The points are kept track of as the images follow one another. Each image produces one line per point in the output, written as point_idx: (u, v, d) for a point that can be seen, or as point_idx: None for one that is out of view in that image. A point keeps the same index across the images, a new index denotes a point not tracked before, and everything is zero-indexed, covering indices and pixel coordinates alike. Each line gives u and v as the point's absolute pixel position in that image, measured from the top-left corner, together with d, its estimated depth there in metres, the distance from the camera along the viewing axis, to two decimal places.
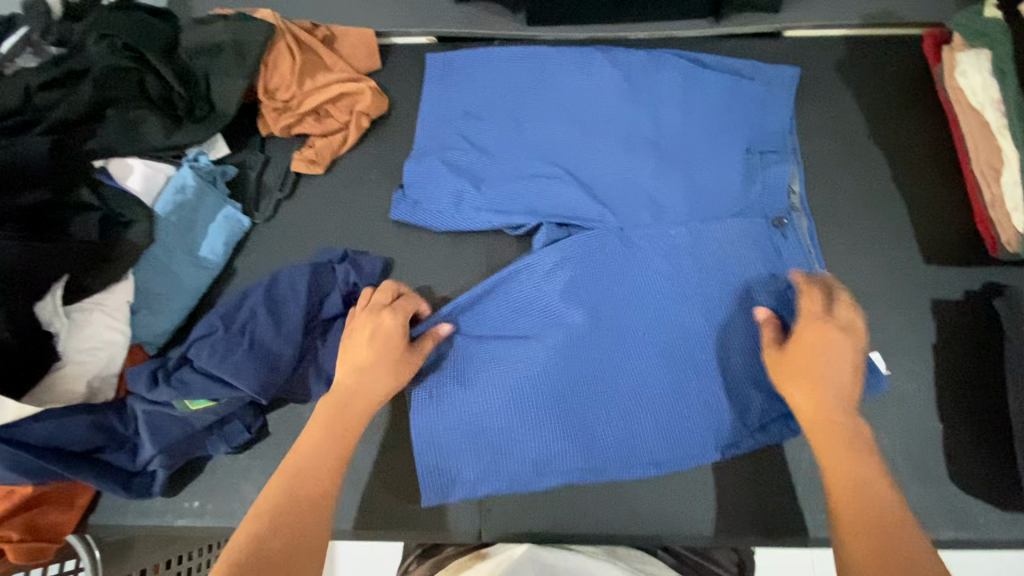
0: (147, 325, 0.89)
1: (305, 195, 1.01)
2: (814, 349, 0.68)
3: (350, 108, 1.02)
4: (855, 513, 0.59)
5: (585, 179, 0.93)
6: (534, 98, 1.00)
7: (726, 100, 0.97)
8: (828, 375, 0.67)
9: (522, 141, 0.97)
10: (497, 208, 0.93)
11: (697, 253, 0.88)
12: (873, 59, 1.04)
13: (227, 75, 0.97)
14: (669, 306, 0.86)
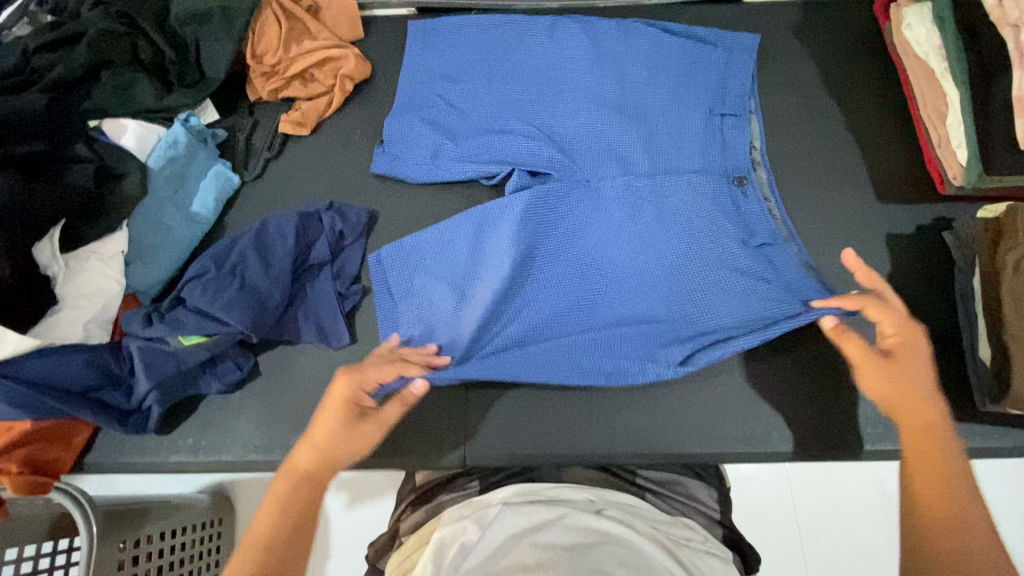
0: (141, 274, 0.92)
1: (293, 155, 1.05)
2: (906, 356, 0.68)
3: (335, 73, 1.07)
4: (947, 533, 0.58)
5: (554, 138, 0.99)
6: (507, 63, 1.05)
7: (686, 63, 1.02)
8: (920, 388, 0.66)
9: (493, 101, 1.02)
10: (469, 159, 0.99)
11: (655, 200, 0.94)
12: (826, 20, 1.12)
13: (216, 41, 1.02)
14: (626, 244, 0.92)
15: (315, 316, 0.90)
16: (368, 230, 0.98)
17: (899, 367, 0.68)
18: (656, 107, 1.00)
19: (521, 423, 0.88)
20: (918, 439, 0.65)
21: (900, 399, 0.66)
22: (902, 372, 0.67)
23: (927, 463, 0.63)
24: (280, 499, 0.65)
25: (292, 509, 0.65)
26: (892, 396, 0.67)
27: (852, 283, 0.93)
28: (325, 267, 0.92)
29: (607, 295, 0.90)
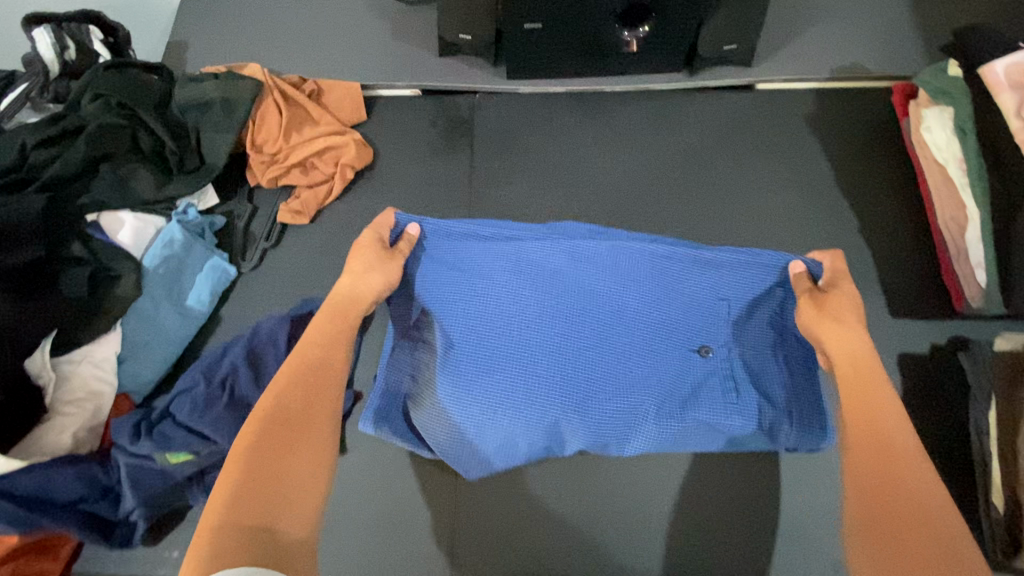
0: (134, 374, 0.92)
1: (291, 243, 1.04)
2: (835, 308, 0.71)
3: (335, 160, 1.05)
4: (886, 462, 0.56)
5: (563, 323, 0.84)
6: (485, 252, 0.84)
7: (723, 263, 0.84)
8: (848, 349, 0.67)
9: (474, 324, 0.83)
10: (477, 379, 0.82)
11: (659, 371, 0.83)
12: (842, 111, 1.08)
13: (216, 130, 1.01)
14: (630, 388, 0.83)
15: None
16: (362, 329, 0.97)
17: (835, 331, 0.69)
18: (675, 290, 0.85)
19: (509, 539, 0.87)
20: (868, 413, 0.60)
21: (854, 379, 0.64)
22: (852, 343, 0.67)
23: (873, 434, 0.58)
24: (276, 405, 0.61)
25: (306, 392, 0.64)
26: (843, 350, 0.67)
27: None
28: None
29: (597, 397, 0.82)
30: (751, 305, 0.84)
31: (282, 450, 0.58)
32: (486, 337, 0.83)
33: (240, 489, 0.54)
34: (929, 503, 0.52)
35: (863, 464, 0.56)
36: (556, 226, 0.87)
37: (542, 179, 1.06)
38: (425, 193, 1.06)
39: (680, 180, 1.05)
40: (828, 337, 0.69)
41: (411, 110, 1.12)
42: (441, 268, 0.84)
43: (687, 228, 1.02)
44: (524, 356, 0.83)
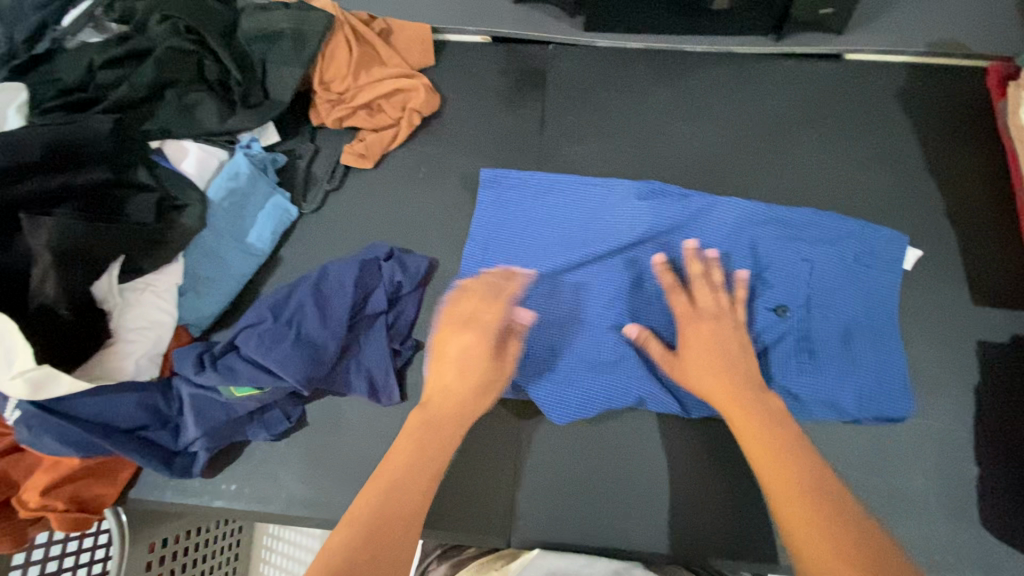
0: (194, 307, 0.90)
1: (353, 187, 1.01)
2: (697, 336, 0.77)
3: (403, 105, 1.02)
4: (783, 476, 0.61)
5: (643, 270, 0.90)
6: (543, 200, 0.96)
7: (813, 228, 0.91)
8: (727, 360, 0.73)
9: (538, 259, 0.92)
10: (547, 308, 0.89)
11: None
12: (934, 89, 1.03)
13: (284, 64, 0.98)
14: None
15: (367, 370, 0.87)
16: (426, 279, 0.94)
17: (711, 341, 0.76)
18: (761, 250, 0.90)
19: (568, 501, 0.84)
20: (763, 414, 0.67)
21: (717, 386, 0.71)
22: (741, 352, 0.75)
23: (768, 435, 0.65)
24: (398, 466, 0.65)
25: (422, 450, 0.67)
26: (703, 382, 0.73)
27: (935, 393, 0.86)
28: (380, 319, 0.89)
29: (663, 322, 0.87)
30: (801, 253, 0.89)
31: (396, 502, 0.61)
32: (571, 275, 0.90)
33: (361, 539, 0.57)
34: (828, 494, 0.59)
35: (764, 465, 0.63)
36: (646, 185, 0.95)
37: (616, 136, 1.02)
38: (493, 145, 1.03)
39: (762, 147, 1.00)
40: (690, 353, 0.76)
41: (482, 58, 1.08)
42: (504, 219, 0.95)
43: (766, 197, 0.97)
44: (588, 286, 0.89)
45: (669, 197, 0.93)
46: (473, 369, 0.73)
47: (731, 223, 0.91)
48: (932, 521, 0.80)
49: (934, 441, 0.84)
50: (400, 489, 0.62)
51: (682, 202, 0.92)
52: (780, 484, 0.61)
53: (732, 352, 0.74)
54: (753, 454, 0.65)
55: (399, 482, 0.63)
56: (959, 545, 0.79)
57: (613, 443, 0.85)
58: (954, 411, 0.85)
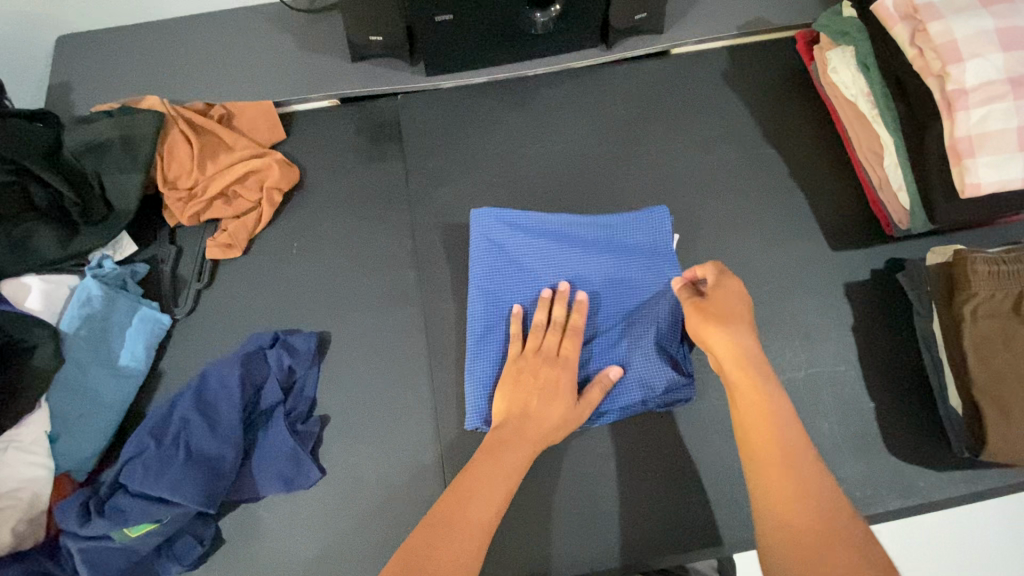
0: (71, 451, 0.82)
1: (225, 280, 0.97)
2: (438, 525, 0.60)
3: (259, 185, 0.99)
4: (539, 420, 0.73)
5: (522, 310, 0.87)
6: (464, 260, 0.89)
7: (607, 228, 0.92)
8: (471, 499, 0.63)
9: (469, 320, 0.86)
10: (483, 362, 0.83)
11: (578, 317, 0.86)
12: (754, 65, 1.12)
13: (119, 172, 0.93)
14: None
15: (274, 469, 0.83)
16: (320, 354, 0.91)
17: (487, 462, 0.68)
18: (611, 255, 0.90)
19: (512, 545, 0.82)
20: (508, 438, 0.71)
21: (509, 466, 0.68)
22: (517, 449, 0.70)
23: (515, 429, 0.72)
24: (480, 502, 0.63)
25: (479, 487, 0.65)
26: (497, 485, 0.65)
27: (819, 340, 0.92)
28: (276, 410, 0.86)
29: None
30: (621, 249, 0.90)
31: (462, 515, 0.61)
32: (488, 330, 0.85)
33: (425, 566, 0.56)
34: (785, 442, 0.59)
35: (542, 416, 0.74)
36: (472, 212, 0.92)
37: (480, 171, 1.03)
38: (362, 206, 1.02)
39: (617, 151, 1.05)
40: (477, 510, 0.62)
41: (334, 123, 1.09)
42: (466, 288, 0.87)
43: (631, 195, 1.02)
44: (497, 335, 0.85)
45: (496, 219, 0.90)
46: (506, 449, 0.70)
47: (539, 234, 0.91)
48: (845, 462, 0.85)
49: (830, 386, 0.89)
50: (478, 503, 0.63)
51: (498, 221, 0.90)
52: (538, 375, 0.77)
53: (451, 495, 0.64)
54: (535, 413, 0.74)
55: (474, 502, 0.63)
56: (872, 478, 0.85)
57: (540, 473, 0.85)
58: (840, 352, 0.91)
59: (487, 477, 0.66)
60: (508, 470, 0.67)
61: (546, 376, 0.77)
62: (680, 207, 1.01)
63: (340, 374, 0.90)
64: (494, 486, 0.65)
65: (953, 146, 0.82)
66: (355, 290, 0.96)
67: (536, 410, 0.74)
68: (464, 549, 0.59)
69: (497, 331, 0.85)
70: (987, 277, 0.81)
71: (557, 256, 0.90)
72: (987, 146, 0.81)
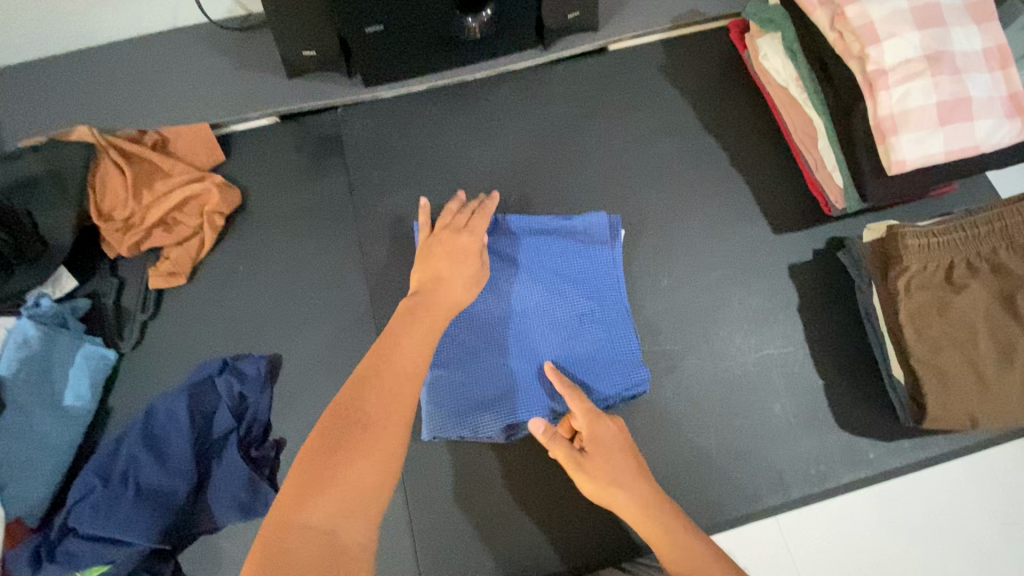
0: (21, 498, 0.79)
1: (171, 310, 0.95)
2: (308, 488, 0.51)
3: (200, 210, 0.98)
4: (415, 338, 0.64)
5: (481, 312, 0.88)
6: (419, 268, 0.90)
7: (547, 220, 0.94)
8: (349, 465, 0.52)
9: None
10: (443, 366, 0.86)
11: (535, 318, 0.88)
12: (690, 56, 1.14)
13: (52, 207, 0.91)
14: (522, 341, 0.87)
15: (230, 499, 0.81)
16: (272, 376, 0.90)
17: (353, 419, 0.55)
18: (565, 253, 0.91)
19: (477, 552, 0.82)
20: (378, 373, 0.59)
21: (382, 410, 0.56)
22: (383, 388, 0.58)
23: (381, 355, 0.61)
24: (354, 460, 0.53)
25: (348, 441, 0.53)
26: (366, 427, 0.54)
27: (767, 323, 0.93)
28: (229, 438, 0.84)
29: (500, 358, 0.87)
30: (573, 245, 0.92)
31: (332, 476, 0.51)
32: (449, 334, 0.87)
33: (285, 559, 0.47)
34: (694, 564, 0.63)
35: (409, 336, 0.64)
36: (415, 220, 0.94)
37: (425, 179, 1.03)
38: (308, 224, 1.01)
39: (559, 150, 1.05)
40: (351, 475, 0.52)
41: (275, 142, 1.08)
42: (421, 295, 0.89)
43: (575, 193, 1.02)
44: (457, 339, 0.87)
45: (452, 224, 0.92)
46: (375, 389, 0.57)
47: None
48: (798, 441, 0.87)
49: (780, 368, 0.91)
50: (349, 462, 0.52)
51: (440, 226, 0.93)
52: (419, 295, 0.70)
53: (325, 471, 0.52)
54: (403, 334, 0.64)
55: (341, 461, 0.52)
56: (825, 454, 0.87)
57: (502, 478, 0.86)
58: (787, 334, 0.93)
59: (357, 428, 0.54)
60: (381, 415, 0.56)
61: (446, 243, 0.77)
62: (625, 201, 1.02)
63: (294, 396, 0.89)
64: (370, 435, 0.54)
65: (878, 124, 0.84)
66: (305, 310, 0.95)
67: (440, 288, 0.72)
68: (337, 510, 0.50)
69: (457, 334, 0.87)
70: (918, 251, 0.83)
71: (510, 258, 0.90)
72: (910, 123, 0.83)
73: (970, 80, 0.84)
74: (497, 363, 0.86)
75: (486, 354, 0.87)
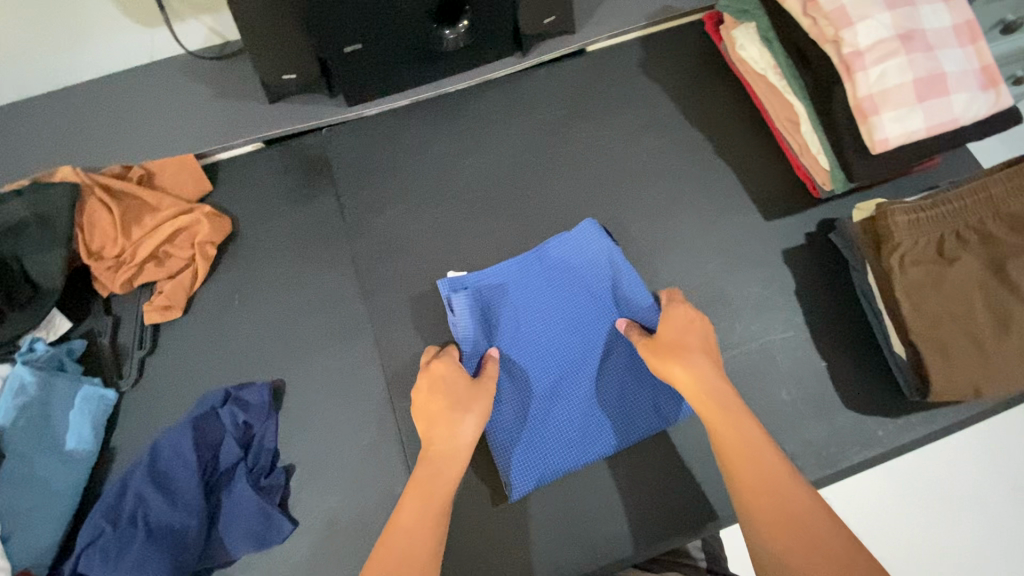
0: (26, 548, 0.77)
1: (169, 343, 0.94)
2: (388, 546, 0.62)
3: (191, 241, 0.97)
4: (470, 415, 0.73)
5: (529, 354, 0.89)
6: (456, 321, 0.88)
7: (588, 264, 0.93)
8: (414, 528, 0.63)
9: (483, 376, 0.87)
10: (506, 416, 0.86)
11: (584, 348, 0.90)
12: (667, 52, 1.15)
13: (40, 250, 0.90)
14: (576, 373, 0.89)
15: (242, 530, 0.80)
16: (276, 403, 0.89)
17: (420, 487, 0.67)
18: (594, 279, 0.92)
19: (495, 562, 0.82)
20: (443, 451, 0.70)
21: (442, 480, 0.68)
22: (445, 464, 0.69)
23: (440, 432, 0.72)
24: (420, 523, 0.64)
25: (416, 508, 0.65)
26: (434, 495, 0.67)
27: (766, 310, 0.94)
28: (237, 469, 0.84)
29: (558, 395, 0.88)
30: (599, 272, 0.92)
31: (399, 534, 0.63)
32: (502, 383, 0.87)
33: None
34: (793, 509, 0.60)
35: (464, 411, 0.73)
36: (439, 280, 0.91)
37: (415, 194, 1.03)
38: (301, 247, 1.01)
39: (545, 154, 1.06)
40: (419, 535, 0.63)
41: (261, 168, 1.08)
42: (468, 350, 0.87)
43: (565, 196, 1.03)
44: (513, 386, 0.87)
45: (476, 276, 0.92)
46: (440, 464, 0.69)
47: (531, 285, 0.93)
48: (807, 425, 0.87)
49: (782, 353, 0.91)
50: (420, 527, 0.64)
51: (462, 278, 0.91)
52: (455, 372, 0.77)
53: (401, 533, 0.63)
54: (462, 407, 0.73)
55: (411, 526, 0.63)
56: (834, 436, 0.87)
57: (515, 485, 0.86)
58: (787, 319, 0.93)
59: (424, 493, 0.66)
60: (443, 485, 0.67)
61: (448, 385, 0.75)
62: (615, 200, 1.02)
63: (300, 421, 0.88)
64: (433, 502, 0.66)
65: (858, 105, 0.85)
66: (304, 333, 0.94)
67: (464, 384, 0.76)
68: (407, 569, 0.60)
69: (510, 381, 0.88)
70: (908, 226, 0.84)
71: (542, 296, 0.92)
72: (888, 102, 0.84)
73: (943, 57, 0.85)
74: (556, 401, 0.87)
75: (544, 394, 0.88)
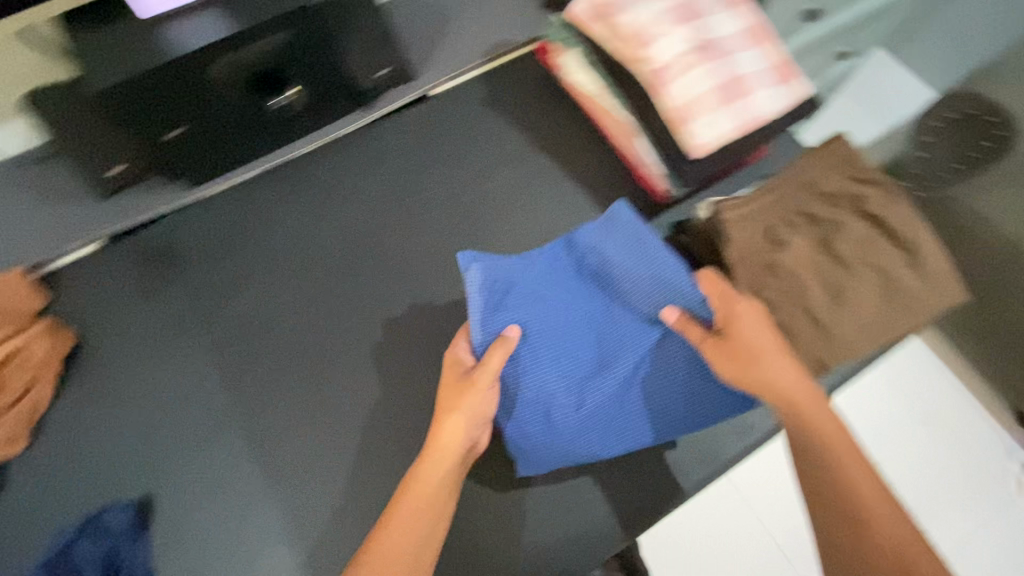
0: None
1: (20, 481, 0.87)
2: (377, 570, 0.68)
3: (24, 366, 0.88)
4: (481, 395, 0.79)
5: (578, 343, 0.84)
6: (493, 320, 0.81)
7: (629, 245, 0.83)
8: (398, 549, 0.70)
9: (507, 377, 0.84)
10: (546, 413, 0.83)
11: (622, 336, 0.83)
12: (508, 84, 1.17)
13: None
14: (627, 356, 0.83)
15: None
16: (145, 521, 0.85)
17: (402, 505, 0.72)
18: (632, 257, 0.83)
19: None
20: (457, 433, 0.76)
21: (434, 484, 0.74)
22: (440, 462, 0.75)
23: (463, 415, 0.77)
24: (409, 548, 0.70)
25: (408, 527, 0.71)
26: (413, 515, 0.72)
27: None
28: None
29: (602, 388, 0.83)
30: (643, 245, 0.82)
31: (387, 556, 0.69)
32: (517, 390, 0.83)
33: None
34: (864, 495, 0.68)
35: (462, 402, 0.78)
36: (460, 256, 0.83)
37: (273, 270, 1.01)
38: (158, 347, 0.96)
39: (401, 207, 1.06)
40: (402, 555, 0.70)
41: (105, 267, 1.01)
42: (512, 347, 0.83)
43: (426, 246, 1.03)
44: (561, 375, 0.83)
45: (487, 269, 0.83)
46: (429, 479, 0.74)
47: (563, 270, 0.86)
48: None
49: None
50: (405, 550, 0.70)
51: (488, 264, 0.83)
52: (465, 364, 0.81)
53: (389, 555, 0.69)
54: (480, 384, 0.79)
55: (401, 550, 0.70)
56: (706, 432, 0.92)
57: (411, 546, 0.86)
58: None
59: (417, 509, 0.72)
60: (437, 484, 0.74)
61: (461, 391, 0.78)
62: (475, 241, 1.04)
63: (178, 533, 0.85)
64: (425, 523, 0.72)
65: (671, 117, 0.90)
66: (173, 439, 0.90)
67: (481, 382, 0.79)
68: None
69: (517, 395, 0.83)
70: (738, 220, 0.89)
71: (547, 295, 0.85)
72: (697, 110, 0.89)
73: (739, 60, 0.92)
74: (599, 394, 0.83)
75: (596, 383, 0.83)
